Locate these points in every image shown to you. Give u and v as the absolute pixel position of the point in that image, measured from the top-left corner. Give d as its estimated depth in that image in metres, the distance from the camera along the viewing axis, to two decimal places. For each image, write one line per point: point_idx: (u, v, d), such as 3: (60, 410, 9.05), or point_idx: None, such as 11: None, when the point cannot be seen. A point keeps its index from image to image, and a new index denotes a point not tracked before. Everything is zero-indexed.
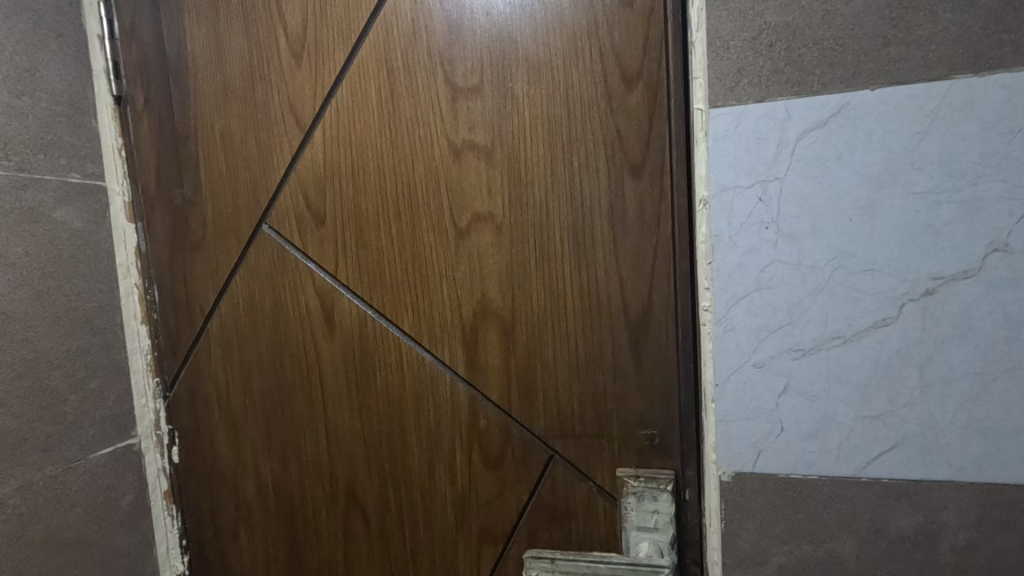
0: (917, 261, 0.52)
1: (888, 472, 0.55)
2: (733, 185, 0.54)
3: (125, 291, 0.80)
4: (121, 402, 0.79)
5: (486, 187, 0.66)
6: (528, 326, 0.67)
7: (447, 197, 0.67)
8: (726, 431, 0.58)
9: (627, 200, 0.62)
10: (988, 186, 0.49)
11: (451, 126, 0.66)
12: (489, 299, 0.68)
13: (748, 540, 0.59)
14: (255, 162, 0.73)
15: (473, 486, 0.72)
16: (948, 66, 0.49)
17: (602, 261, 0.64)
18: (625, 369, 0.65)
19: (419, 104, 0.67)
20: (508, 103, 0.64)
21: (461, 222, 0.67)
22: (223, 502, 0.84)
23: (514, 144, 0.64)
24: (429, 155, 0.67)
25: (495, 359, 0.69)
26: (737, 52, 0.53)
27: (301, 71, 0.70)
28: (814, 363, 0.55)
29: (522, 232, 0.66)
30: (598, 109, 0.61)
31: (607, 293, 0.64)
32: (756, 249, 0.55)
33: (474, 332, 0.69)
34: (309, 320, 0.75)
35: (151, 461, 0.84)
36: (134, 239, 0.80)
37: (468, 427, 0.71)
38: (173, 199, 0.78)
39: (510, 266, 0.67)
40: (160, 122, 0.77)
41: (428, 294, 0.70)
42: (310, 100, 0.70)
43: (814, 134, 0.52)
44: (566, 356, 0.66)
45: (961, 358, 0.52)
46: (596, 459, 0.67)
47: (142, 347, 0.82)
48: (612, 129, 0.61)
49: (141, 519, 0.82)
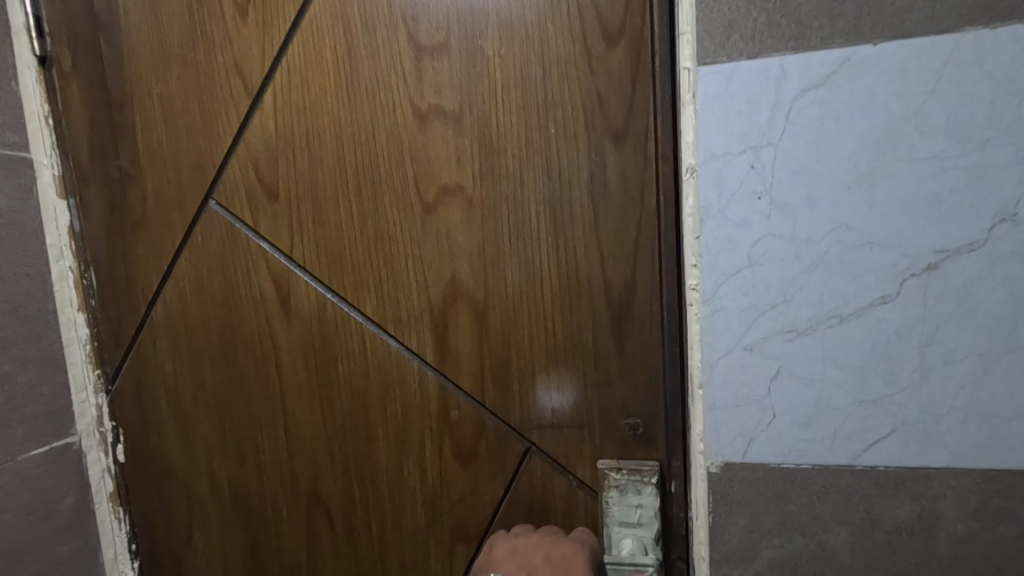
0: (919, 233, 0.48)
1: (885, 460, 0.51)
2: (724, 152, 0.50)
3: (57, 276, 0.72)
4: (57, 398, 0.71)
5: (454, 157, 0.60)
6: (501, 309, 0.62)
7: (411, 168, 0.62)
8: (714, 419, 0.54)
9: (609, 171, 0.57)
10: (996, 150, 0.46)
11: (416, 89, 0.60)
12: (460, 280, 0.63)
13: (737, 535, 0.55)
14: (199, 132, 0.66)
15: (445, 482, 0.67)
16: (957, 18, 0.45)
17: (582, 239, 0.59)
18: (607, 355, 0.60)
19: (379, 65, 0.60)
20: (478, 63, 0.58)
21: (428, 196, 0.62)
22: (175, 504, 0.77)
23: (484, 110, 0.59)
24: (392, 122, 0.61)
25: (467, 345, 0.64)
26: (728, 3, 0.48)
27: (248, 29, 0.63)
28: (808, 345, 0.51)
29: (494, 206, 0.60)
30: (578, 69, 0.56)
31: (587, 272, 0.59)
32: (747, 222, 0.50)
33: (443, 316, 0.64)
34: (264, 305, 0.69)
35: (95, 461, 0.76)
36: (67, 218, 0.72)
37: (439, 418, 0.66)
38: (109, 172, 0.71)
39: (483, 245, 0.61)
40: (91, 86, 0.69)
41: (393, 276, 0.64)
42: (257, 61, 0.63)
43: (811, 95, 0.48)
44: (543, 342, 0.61)
45: (964, 337, 0.48)
46: (576, 451, 0.63)
47: (80, 337, 0.74)
48: (592, 92, 0.56)
49: (85, 525, 0.74)
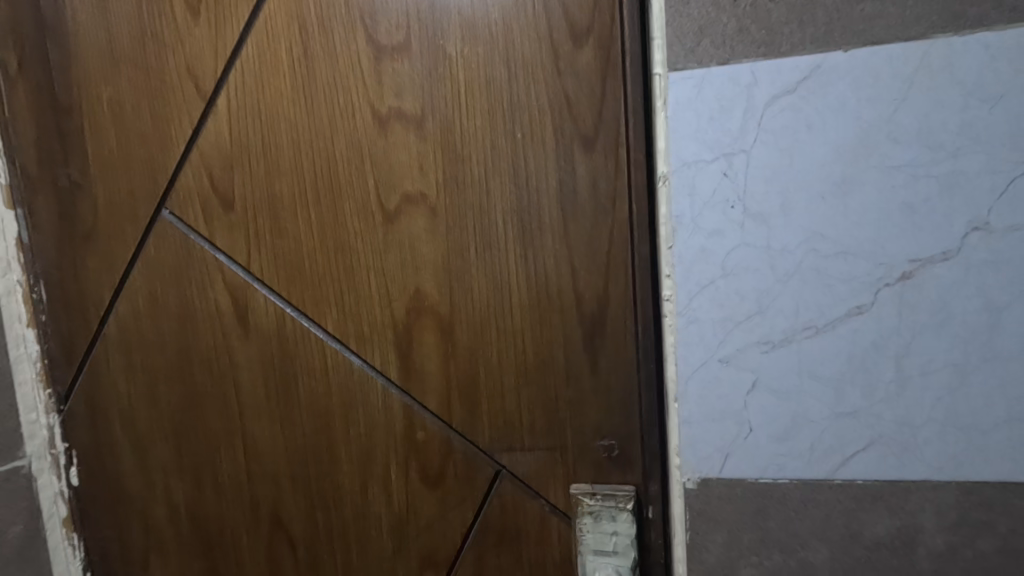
0: (893, 243, 0.47)
1: (863, 474, 0.50)
2: (695, 159, 0.49)
3: (5, 290, 0.68)
4: (4, 419, 0.67)
5: (417, 164, 0.58)
6: (468, 324, 0.60)
7: (372, 175, 0.59)
8: (690, 434, 0.52)
9: (579, 178, 0.55)
10: (969, 158, 0.45)
11: (376, 92, 0.58)
12: (425, 294, 0.60)
13: (715, 553, 0.53)
14: (152, 138, 0.64)
15: (412, 507, 0.64)
16: (926, 25, 0.45)
17: (551, 249, 0.57)
18: (579, 372, 0.58)
19: (337, 67, 0.58)
20: (440, 64, 0.56)
21: (390, 205, 0.60)
22: (131, 530, 0.73)
23: (448, 113, 0.57)
24: (352, 127, 0.59)
25: (432, 363, 0.61)
26: (698, 8, 0.47)
27: (200, 29, 0.61)
28: (783, 357, 0.50)
29: (460, 216, 0.58)
30: (545, 71, 0.55)
31: (558, 286, 0.57)
32: (721, 231, 0.49)
33: (408, 332, 0.61)
34: (220, 322, 0.66)
35: (46, 486, 0.72)
36: (15, 229, 0.69)
37: (405, 440, 0.63)
38: (58, 181, 0.67)
39: (448, 257, 0.59)
40: (39, 91, 0.66)
41: (354, 289, 0.62)
42: (211, 63, 0.61)
43: (783, 102, 0.47)
44: (512, 358, 0.59)
45: (940, 348, 0.47)
46: (548, 472, 0.61)
47: (30, 354, 0.70)
48: (561, 94, 0.55)
49: (35, 552, 0.70)
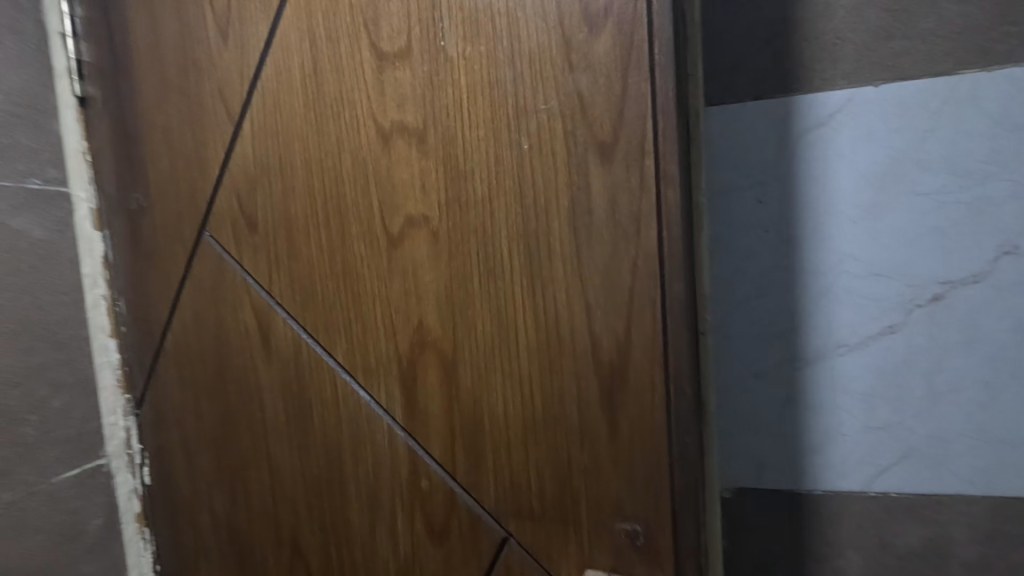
0: (923, 266, 0.49)
1: (896, 486, 0.52)
2: (731, 187, 0.52)
3: (91, 304, 0.74)
4: (89, 421, 0.74)
5: (419, 183, 0.54)
6: (471, 365, 0.54)
7: (377, 197, 0.56)
8: (725, 444, 0.55)
9: (595, 199, 0.47)
10: (996, 186, 0.47)
11: (379, 102, 0.54)
12: (427, 327, 0.55)
13: (750, 559, 0.56)
14: (195, 163, 0.67)
15: (418, 559, 0.60)
16: (953, 61, 0.47)
17: (562, 280, 0.49)
18: (596, 434, 0.49)
19: (344, 80, 0.56)
20: (440, 68, 0.51)
21: (393, 229, 0.56)
22: (185, 534, 0.76)
23: (449, 124, 0.51)
24: (357, 145, 0.56)
25: (435, 404, 0.56)
26: (733, 47, 0.51)
27: (228, 53, 0.62)
28: (817, 372, 0.52)
29: (461, 241, 0.53)
30: (553, 68, 0.46)
31: (570, 325, 0.49)
32: (755, 253, 0.52)
33: (412, 366, 0.57)
34: (249, 341, 0.66)
35: (123, 482, 0.77)
36: (102, 248, 0.75)
37: (411, 489, 0.59)
38: (130, 205, 0.73)
39: (448, 294, 0.54)
40: (117, 124, 0.72)
41: (360, 316, 0.59)
42: (236, 86, 0.62)
43: (815, 134, 0.50)
44: (516, 406, 0.52)
45: (970, 366, 0.49)
46: (559, 549, 0.52)
47: (111, 362, 0.76)
48: (573, 95, 0.46)
49: (111, 543, 0.76)
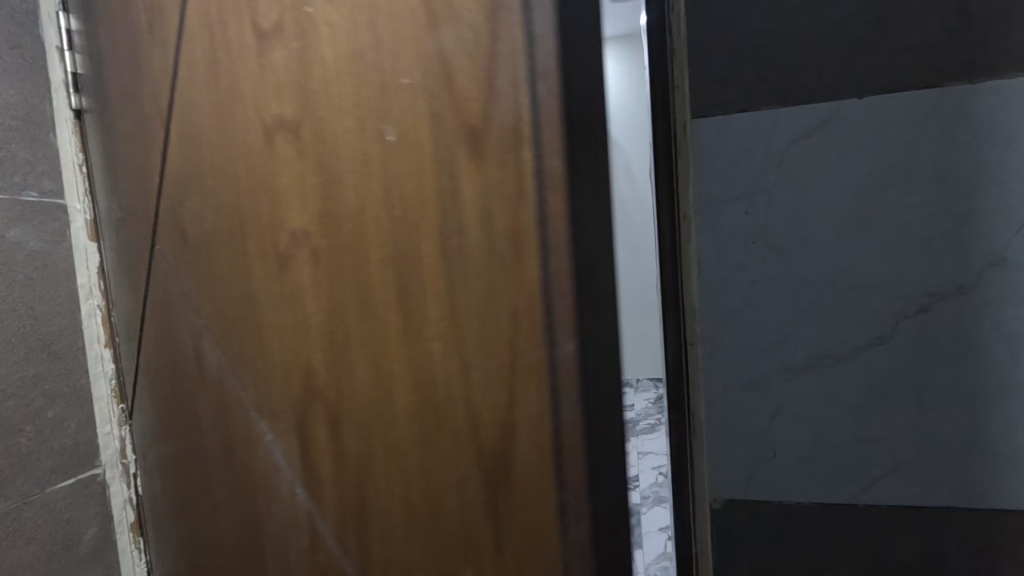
0: (911, 277, 0.49)
1: (886, 498, 0.52)
2: (718, 199, 0.52)
3: (87, 313, 0.70)
4: (84, 430, 0.70)
5: (300, 194, 0.46)
6: (355, 417, 0.47)
7: (267, 211, 0.48)
8: (715, 455, 0.55)
9: (472, 232, 0.40)
10: (982, 198, 0.47)
11: (261, 97, 0.47)
12: (315, 368, 0.48)
13: (740, 570, 0.56)
14: (140, 172, 0.56)
15: None
16: (938, 74, 0.47)
17: (434, 325, 0.43)
18: (472, 502, 0.43)
19: (235, 66, 0.48)
20: (308, 42, 0.44)
21: (280, 245, 0.48)
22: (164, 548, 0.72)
23: (324, 112, 0.44)
24: (246, 149, 0.49)
25: (325, 456, 0.49)
26: (719, 59, 0.52)
27: (156, 42, 0.52)
28: (805, 384, 0.52)
29: (341, 273, 0.46)
30: (416, 25, 0.40)
31: (443, 382, 0.43)
32: (743, 265, 0.52)
33: (301, 411, 0.50)
34: (184, 363, 0.57)
35: (117, 491, 0.73)
36: (97, 259, 0.70)
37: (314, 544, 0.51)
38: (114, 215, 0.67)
39: (332, 323, 0.47)
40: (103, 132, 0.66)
41: (258, 349, 0.51)
42: (163, 80, 0.52)
43: (801, 146, 0.50)
44: (398, 464, 0.46)
45: (959, 379, 0.49)
46: None
47: (107, 371, 0.72)
48: (438, 58, 0.40)
49: (107, 554, 0.71)
